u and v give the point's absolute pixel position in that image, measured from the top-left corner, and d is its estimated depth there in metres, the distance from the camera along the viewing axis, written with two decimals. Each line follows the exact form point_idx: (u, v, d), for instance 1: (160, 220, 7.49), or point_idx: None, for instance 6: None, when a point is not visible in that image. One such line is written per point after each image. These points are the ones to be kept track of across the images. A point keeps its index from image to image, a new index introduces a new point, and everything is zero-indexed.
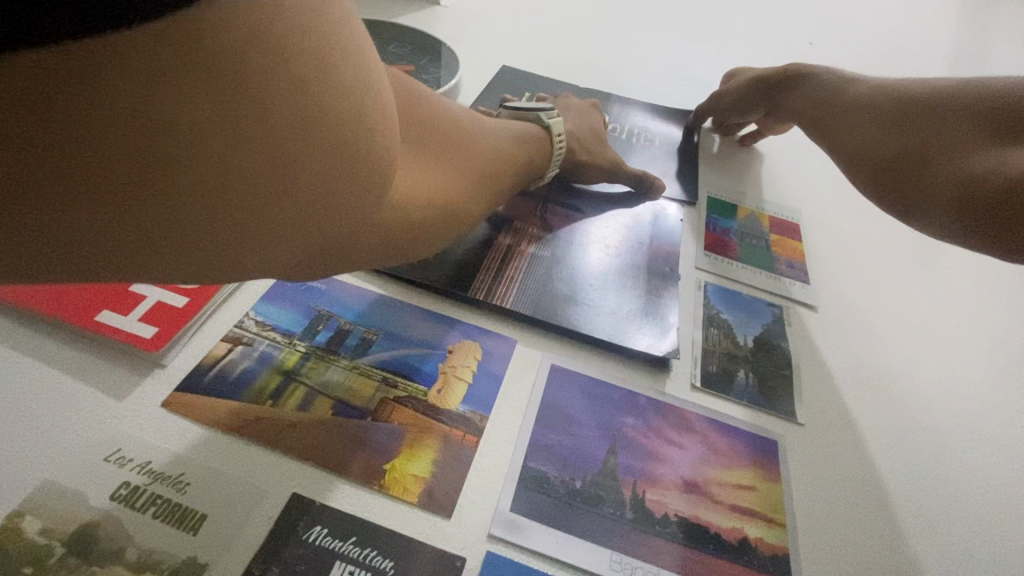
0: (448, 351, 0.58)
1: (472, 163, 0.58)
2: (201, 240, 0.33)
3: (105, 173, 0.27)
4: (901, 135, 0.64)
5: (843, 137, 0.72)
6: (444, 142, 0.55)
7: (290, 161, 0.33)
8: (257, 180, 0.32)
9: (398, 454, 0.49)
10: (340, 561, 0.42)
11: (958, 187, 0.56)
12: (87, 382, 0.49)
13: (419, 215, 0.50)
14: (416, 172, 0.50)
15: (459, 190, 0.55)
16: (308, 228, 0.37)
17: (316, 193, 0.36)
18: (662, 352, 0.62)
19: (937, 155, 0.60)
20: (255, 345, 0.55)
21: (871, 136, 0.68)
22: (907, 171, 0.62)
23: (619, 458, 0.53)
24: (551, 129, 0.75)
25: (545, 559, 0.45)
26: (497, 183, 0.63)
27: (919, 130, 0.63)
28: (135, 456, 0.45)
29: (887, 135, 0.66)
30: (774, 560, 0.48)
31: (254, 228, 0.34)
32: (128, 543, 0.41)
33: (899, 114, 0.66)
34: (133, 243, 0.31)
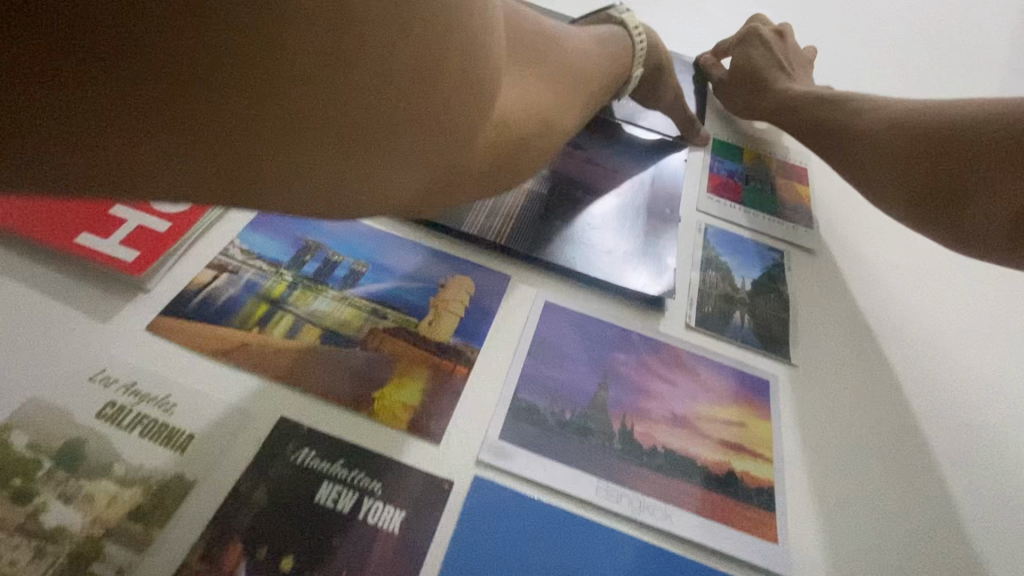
0: (440, 285, 0.57)
1: (564, 71, 0.54)
2: (338, 175, 0.30)
3: (201, 56, 0.22)
4: (912, 149, 0.60)
5: (853, 151, 0.68)
6: (538, 59, 0.51)
7: (403, 79, 0.29)
8: (362, 83, 0.27)
9: (387, 382, 0.48)
10: (328, 481, 0.42)
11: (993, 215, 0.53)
12: (68, 304, 0.48)
13: (513, 135, 0.46)
14: (515, 91, 0.46)
15: (554, 104, 0.51)
16: (411, 153, 0.33)
17: (442, 120, 0.32)
18: (658, 293, 0.61)
19: (951, 174, 0.56)
20: (242, 273, 0.53)
21: (878, 155, 0.64)
22: (926, 195, 0.59)
23: (609, 393, 0.52)
24: (627, 25, 0.71)
25: (533, 485, 0.45)
26: (585, 94, 0.59)
27: (925, 142, 0.59)
28: (120, 377, 0.45)
29: (896, 152, 0.62)
30: (759, 492, 0.49)
31: (386, 161, 0.32)
32: (115, 459, 0.41)
33: (902, 130, 0.62)
34: (218, 161, 0.26)
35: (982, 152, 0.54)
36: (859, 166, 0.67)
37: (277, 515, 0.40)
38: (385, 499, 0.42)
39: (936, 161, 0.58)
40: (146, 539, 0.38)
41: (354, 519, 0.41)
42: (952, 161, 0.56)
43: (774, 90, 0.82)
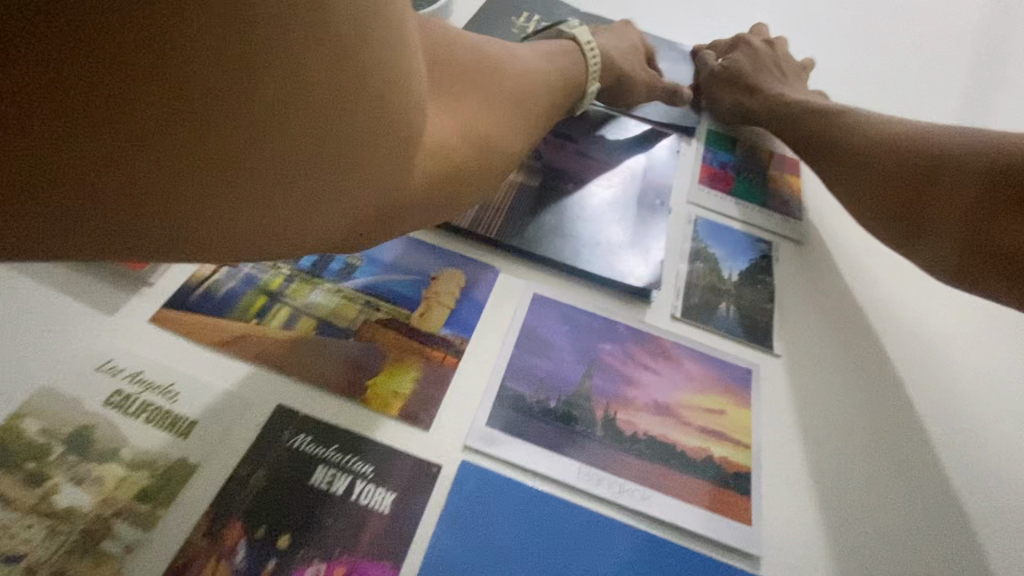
0: (432, 278, 0.59)
1: (506, 101, 0.55)
2: (264, 210, 0.31)
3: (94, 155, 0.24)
4: (895, 173, 0.62)
5: (839, 163, 0.70)
6: (473, 87, 0.52)
7: (307, 164, 0.30)
8: (264, 172, 0.29)
9: (379, 371, 0.51)
10: (323, 465, 0.45)
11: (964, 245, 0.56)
12: (74, 297, 0.50)
13: (453, 180, 0.47)
14: (449, 121, 0.47)
15: (500, 133, 0.53)
16: (321, 216, 0.35)
17: (375, 152, 0.34)
18: (644, 285, 0.62)
19: (927, 204, 0.59)
20: (240, 267, 0.55)
21: (862, 173, 0.66)
22: (906, 217, 0.61)
23: (594, 381, 0.54)
24: (579, 40, 0.72)
25: (517, 469, 0.48)
26: (530, 121, 0.59)
27: (908, 168, 0.61)
28: (126, 367, 0.47)
29: (878, 172, 0.64)
30: (736, 477, 0.51)
31: (323, 192, 0.33)
32: (123, 444, 0.43)
33: (886, 152, 0.64)
34: (118, 231, 0.28)
35: (972, 181, 0.56)
36: (843, 179, 0.69)
37: (274, 497, 0.43)
38: (376, 482, 0.45)
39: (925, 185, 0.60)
40: (152, 519, 0.41)
41: (347, 501, 0.43)
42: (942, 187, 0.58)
43: (766, 91, 0.83)
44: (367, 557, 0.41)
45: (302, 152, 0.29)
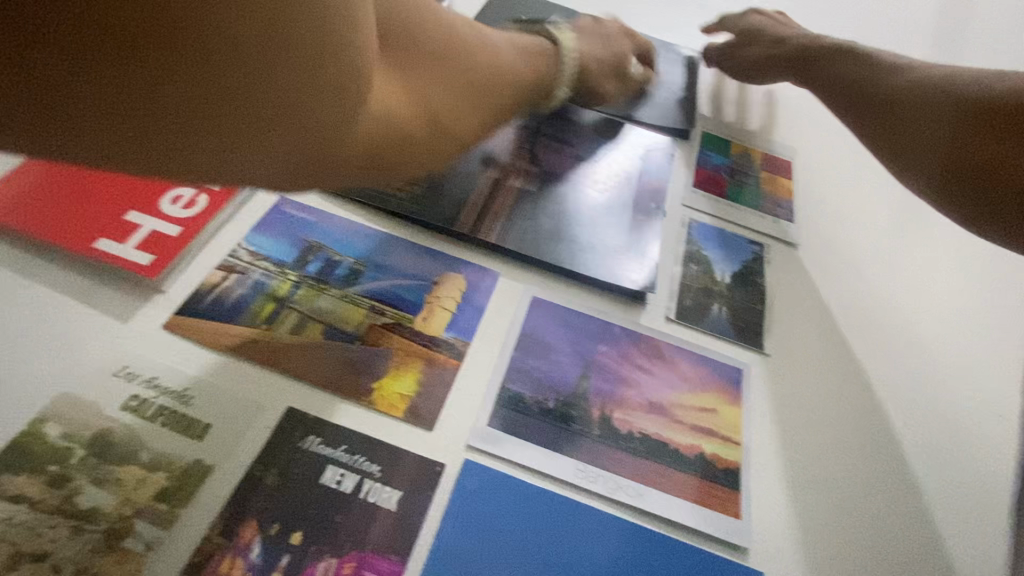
0: (434, 283, 0.61)
1: (463, 82, 0.57)
2: (184, 134, 0.30)
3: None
4: (918, 117, 0.67)
5: (874, 114, 0.73)
6: (443, 67, 0.55)
7: (245, 107, 0.30)
8: (194, 108, 0.29)
9: (385, 374, 0.53)
10: (332, 465, 0.47)
11: (981, 161, 0.61)
12: (90, 305, 0.52)
13: (402, 127, 0.48)
14: (400, 92, 0.49)
15: (453, 117, 0.55)
16: (261, 158, 0.35)
17: (289, 118, 0.33)
18: (639, 287, 0.64)
19: (940, 134, 0.65)
20: (249, 274, 0.57)
21: (892, 119, 0.71)
22: (930, 153, 0.66)
23: (591, 382, 0.57)
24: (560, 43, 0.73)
25: (517, 467, 0.50)
26: (491, 102, 0.61)
27: (930, 108, 0.66)
28: (141, 372, 0.49)
29: (908, 114, 0.69)
30: (726, 473, 0.53)
31: (233, 143, 0.32)
32: (141, 446, 0.45)
33: (917, 97, 0.68)
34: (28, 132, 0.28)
35: (982, 112, 0.61)
36: (874, 125, 0.73)
37: (286, 496, 0.45)
38: (383, 481, 0.47)
39: (932, 113, 0.66)
40: (171, 518, 0.43)
41: (356, 499, 0.45)
42: (947, 121, 0.64)
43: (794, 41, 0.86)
44: (376, 552, 0.43)
45: (210, 96, 0.29)
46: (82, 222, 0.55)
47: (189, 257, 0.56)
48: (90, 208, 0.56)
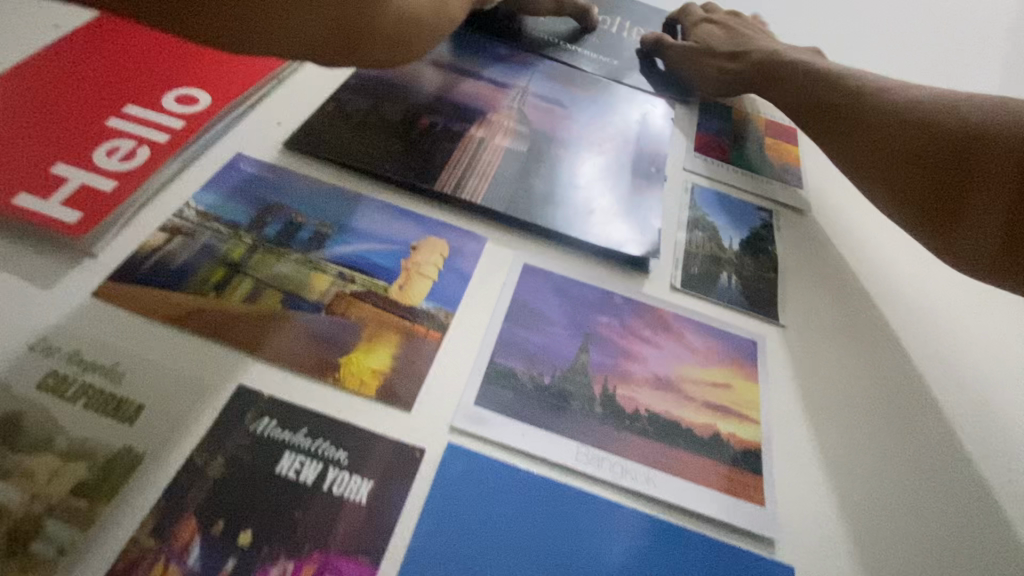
0: (412, 248, 0.54)
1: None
2: None
3: None
4: (922, 165, 0.58)
5: (869, 147, 0.63)
6: None
7: None
8: None
9: (354, 348, 0.46)
10: (290, 451, 0.40)
11: (995, 230, 0.54)
12: (5, 270, 0.44)
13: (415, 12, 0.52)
14: None
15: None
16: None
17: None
18: (641, 254, 0.58)
19: (961, 197, 0.56)
20: (197, 236, 0.50)
21: (886, 160, 0.61)
22: (929, 202, 0.58)
23: (591, 356, 0.50)
24: None
25: (508, 451, 0.43)
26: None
27: (936, 160, 0.57)
28: (64, 345, 0.42)
29: (906, 154, 0.59)
30: (745, 455, 0.47)
31: None
32: (57, 432, 0.38)
33: (933, 133, 0.58)
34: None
35: (1019, 172, 0.52)
36: (865, 158, 0.63)
37: (234, 489, 0.38)
38: (350, 469, 0.40)
39: (948, 182, 0.56)
40: (92, 516, 0.35)
41: (318, 490, 0.39)
42: (970, 186, 0.55)
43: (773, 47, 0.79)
44: (342, 553, 0.37)
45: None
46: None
47: (127, 217, 0.49)
48: (10, 160, 0.49)
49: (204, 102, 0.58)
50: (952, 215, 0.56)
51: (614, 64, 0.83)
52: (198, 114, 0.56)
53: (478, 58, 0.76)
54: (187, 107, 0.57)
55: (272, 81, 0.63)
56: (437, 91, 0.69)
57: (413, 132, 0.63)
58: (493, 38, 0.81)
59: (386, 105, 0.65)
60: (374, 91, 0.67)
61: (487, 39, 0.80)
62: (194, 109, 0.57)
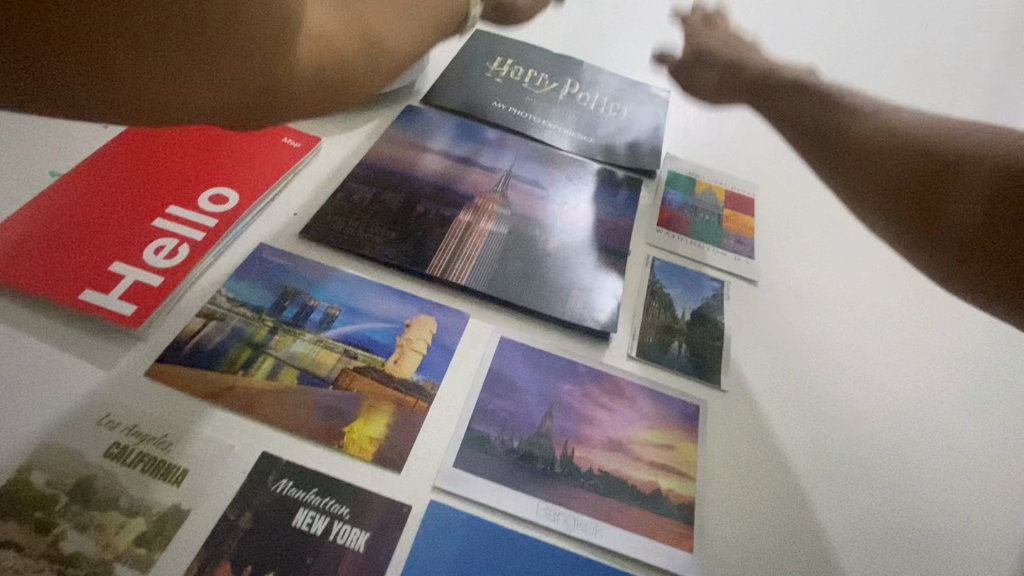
0: (406, 326, 0.64)
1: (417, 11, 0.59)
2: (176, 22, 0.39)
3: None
4: (897, 171, 0.63)
5: (842, 161, 0.68)
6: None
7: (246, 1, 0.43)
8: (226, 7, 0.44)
9: (356, 418, 0.56)
10: (303, 508, 0.50)
11: (971, 219, 0.57)
12: (76, 355, 0.55)
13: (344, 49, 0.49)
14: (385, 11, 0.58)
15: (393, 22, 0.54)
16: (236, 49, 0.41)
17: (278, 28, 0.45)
18: (602, 328, 0.68)
19: (945, 201, 0.59)
20: (227, 320, 0.60)
21: (872, 167, 0.65)
22: (920, 210, 0.61)
23: (554, 421, 0.60)
24: None
25: (481, 506, 0.53)
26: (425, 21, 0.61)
27: (923, 162, 0.61)
28: (124, 419, 0.52)
29: (886, 162, 0.64)
30: (680, 508, 0.56)
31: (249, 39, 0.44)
32: (121, 492, 0.48)
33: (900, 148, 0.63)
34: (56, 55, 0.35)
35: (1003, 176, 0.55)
36: (856, 172, 0.66)
37: (259, 540, 0.47)
38: (351, 523, 0.49)
39: (935, 185, 0.60)
40: (149, 562, 0.45)
41: (325, 541, 0.48)
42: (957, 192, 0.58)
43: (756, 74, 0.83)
44: None
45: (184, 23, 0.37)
46: (69, 274, 0.58)
47: (171, 305, 0.60)
48: (77, 259, 0.60)
49: (233, 199, 0.69)
50: (932, 220, 0.60)
51: (590, 141, 0.94)
52: (228, 211, 0.67)
53: (468, 142, 0.87)
54: (220, 205, 0.68)
55: (290, 175, 0.74)
56: (431, 176, 0.80)
57: (410, 217, 0.74)
58: (483, 121, 0.92)
59: (387, 192, 0.76)
60: (377, 179, 0.78)
61: (477, 122, 0.91)
62: (225, 206, 0.68)
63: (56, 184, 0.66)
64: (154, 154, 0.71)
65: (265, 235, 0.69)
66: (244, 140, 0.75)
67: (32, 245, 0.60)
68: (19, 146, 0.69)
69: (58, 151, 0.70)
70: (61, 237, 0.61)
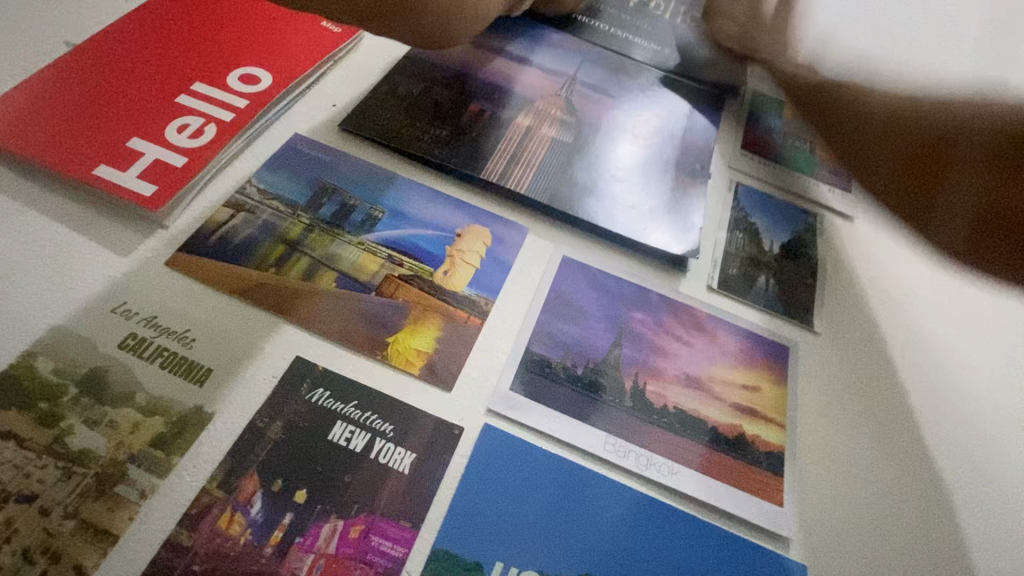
0: (457, 235, 0.56)
1: None
2: None
3: None
4: (875, 149, 0.55)
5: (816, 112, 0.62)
6: None
7: None
8: None
9: (401, 328, 0.48)
10: (341, 421, 0.43)
11: (961, 219, 0.50)
12: (89, 238, 0.48)
13: None
14: None
15: None
16: None
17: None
18: (680, 252, 0.59)
19: (916, 177, 0.53)
20: (258, 214, 0.53)
21: (864, 147, 0.56)
22: (903, 194, 0.54)
23: (623, 350, 0.52)
24: None
25: (541, 436, 0.46)
26: None
27: (849, 117, 0.59)
28: (141, 310, 0.46)
29: (886, 148, 0.55)
30: (768, 457, 0.49)
31: None
32: (136, 388, 0.42)
33: (870, 126, 0.56)
34: None
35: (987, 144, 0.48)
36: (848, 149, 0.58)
37: (292, 451, 0.41)
38: (394, 441, 0.43)
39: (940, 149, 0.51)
40: (168, 465, 0.40)
41: (366, 459, 0.42)
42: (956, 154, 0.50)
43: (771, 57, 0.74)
44: (386, 517, 0.40)
45: None
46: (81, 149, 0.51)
47: (195, 192, 0.52)
48: (91, 132, 0.52)
49: (266, 82, 0.60)
50: (925, 192, 0.52)
51: (665, 51, 0.82)
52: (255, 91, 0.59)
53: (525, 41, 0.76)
54: (247, 85, 0.59)
55: (328, 62, 0.65)
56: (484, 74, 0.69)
57: (461, 115, 0.64)
58: (544, 21, 0.80)
59: (437, 88, 0.67)
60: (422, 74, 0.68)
61: (538, 22, 0.80)
62: (256, 89, 0.59)
63: (69, 51, 0.58)
64: (174, 25, 0.62)
65: (294, 125, 0.60)
66: (275, 19, 0.66)
67: (40, 115, 0.52)
68: (26, 9, 0.61)
69: (70, 18, 0.61)
70: (71, 108, 0.53)
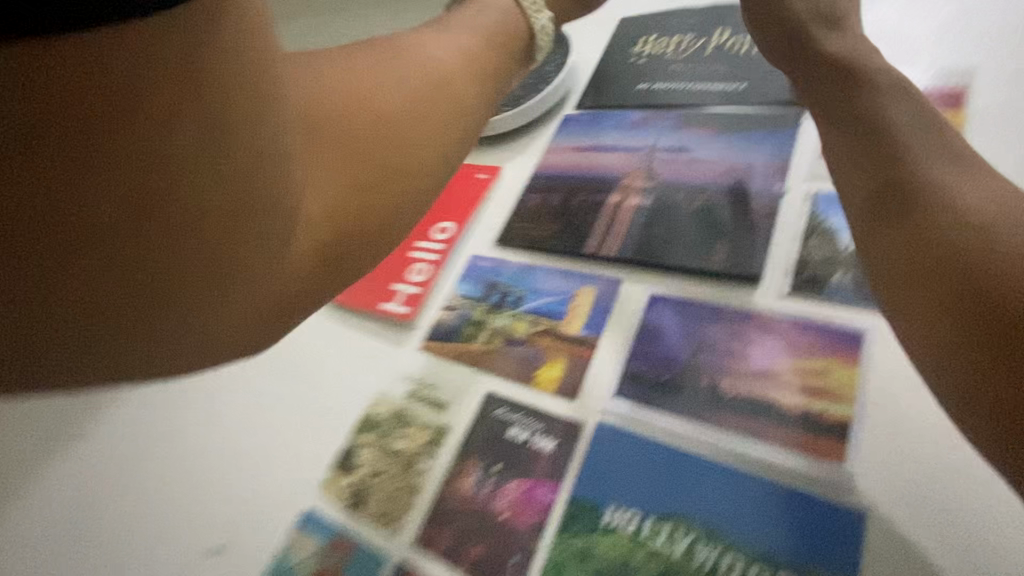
0: (573, 296, 0.82)
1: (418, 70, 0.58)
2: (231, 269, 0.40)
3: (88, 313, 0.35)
4: (908, 262, 0.44)
5: (870, 179, 0.51)
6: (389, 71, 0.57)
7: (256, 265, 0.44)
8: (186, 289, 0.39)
9: (543, 365, 0.77)
10: (514, 424, 0.72)
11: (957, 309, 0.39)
12: (379, 339, 0.88)
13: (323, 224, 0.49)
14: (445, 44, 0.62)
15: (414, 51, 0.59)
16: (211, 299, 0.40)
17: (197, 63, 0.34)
18: (750, 271, 0.73)
19: (925, 267, 0.43)
20: (457, 309, 0.88)
21: (898, 276, 0.45)
22: (966, 321, 0.39)
23: (700, 356, 0.69)
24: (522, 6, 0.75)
25: (639, 423, 0.67)
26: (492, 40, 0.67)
27: (894, 189, 0.48)
28: (406, 372, 0.83)
29: (892, 243, 0.46)
30: (835, 426, 0.60)
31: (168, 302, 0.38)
32: (411, 416, 0.78)
33: (938, 213, 0.44)
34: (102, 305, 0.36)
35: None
36: (885, 249, 0.47)
37: (491, 443, 0.72)
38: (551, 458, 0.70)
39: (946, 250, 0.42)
40: (432, 455, 0.74)
41: (530, 446, 0.70)
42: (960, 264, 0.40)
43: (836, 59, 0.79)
44: (545, 478, 0.67)
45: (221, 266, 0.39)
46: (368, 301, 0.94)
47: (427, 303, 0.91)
48: (372, 281, 0.94)
49: (452, 228, 0.99)
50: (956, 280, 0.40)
51: (740, 89, 0.94)
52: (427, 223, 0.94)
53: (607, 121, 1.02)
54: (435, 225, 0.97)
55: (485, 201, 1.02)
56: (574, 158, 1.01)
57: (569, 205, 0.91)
58: (630, 108, 1.02)
59: (552, 194, 0.96)
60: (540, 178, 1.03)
61: (625, 109, 1.03)
62: (448, 235, 0.99)
63: None
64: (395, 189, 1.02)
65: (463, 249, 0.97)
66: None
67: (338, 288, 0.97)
68: None
69: None
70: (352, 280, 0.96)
